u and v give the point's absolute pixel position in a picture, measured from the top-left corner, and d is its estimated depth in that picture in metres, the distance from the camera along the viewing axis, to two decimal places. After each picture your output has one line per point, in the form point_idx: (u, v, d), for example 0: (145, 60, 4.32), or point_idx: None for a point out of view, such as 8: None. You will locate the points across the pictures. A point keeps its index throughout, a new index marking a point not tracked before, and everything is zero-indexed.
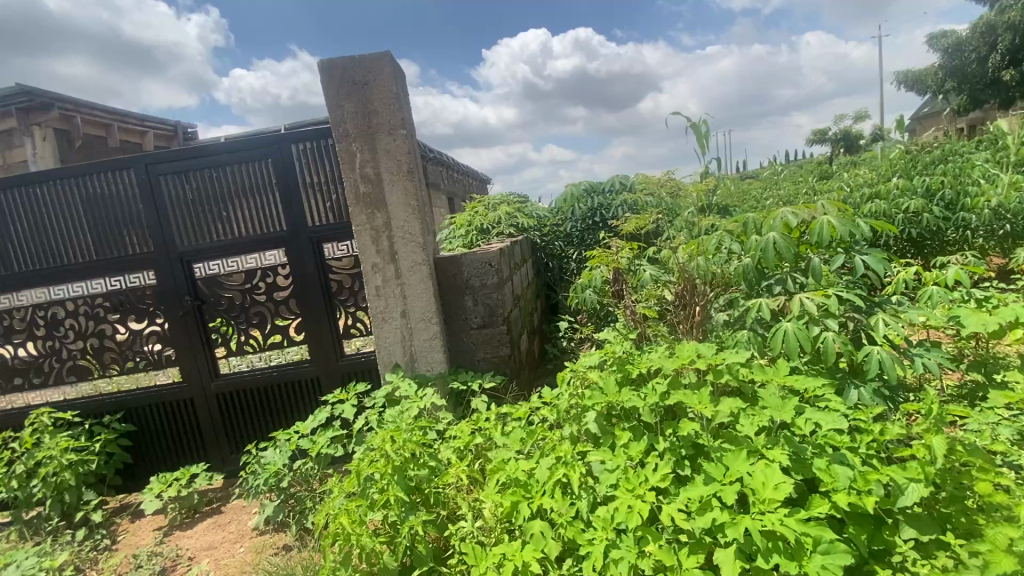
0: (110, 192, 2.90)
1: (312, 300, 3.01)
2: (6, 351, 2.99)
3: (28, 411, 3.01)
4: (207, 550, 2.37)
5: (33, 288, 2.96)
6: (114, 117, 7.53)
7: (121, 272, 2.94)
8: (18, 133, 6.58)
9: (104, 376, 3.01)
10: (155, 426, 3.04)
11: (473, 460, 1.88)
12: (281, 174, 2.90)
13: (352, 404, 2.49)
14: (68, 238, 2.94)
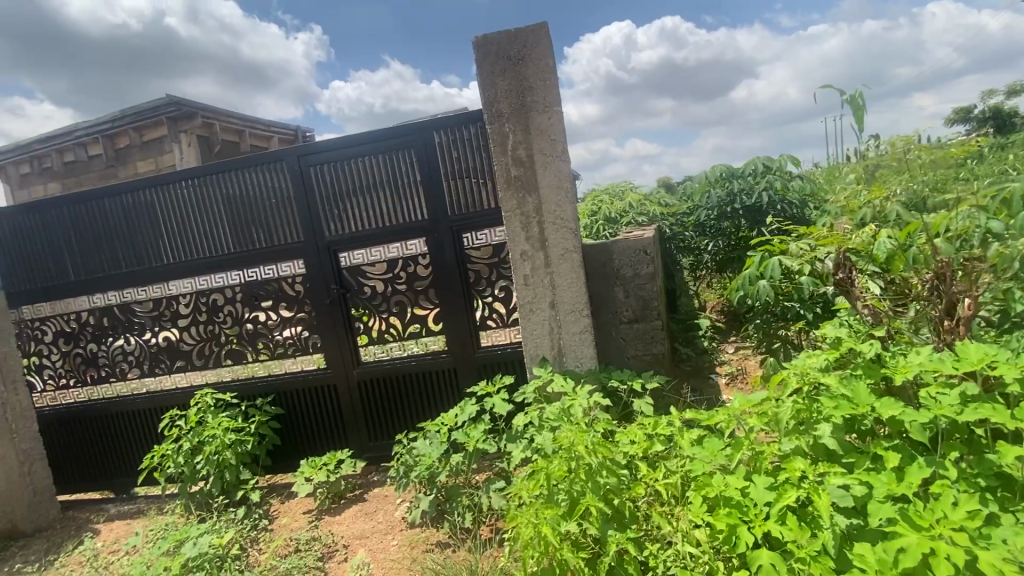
0: (265, 184, 3.00)
1: (451, 290, 2.95)
2: (174, 334, 3.20)
3: (192, 391, 3.20)
4: (360, 539, 2.35)
5: (195, 276, 3.14)
6: (246, 123, 8.17)
7: (274, 262, 3.06)
8: (169, 140, 7.38)
9: (257, 360, 3.15)
10: (301, 410, 3.14)
11: (661, 469, 1.65)
12: (424, 163, 2.86)
13: (501, 398, 2.36)
14: (226, 228, 3.07)
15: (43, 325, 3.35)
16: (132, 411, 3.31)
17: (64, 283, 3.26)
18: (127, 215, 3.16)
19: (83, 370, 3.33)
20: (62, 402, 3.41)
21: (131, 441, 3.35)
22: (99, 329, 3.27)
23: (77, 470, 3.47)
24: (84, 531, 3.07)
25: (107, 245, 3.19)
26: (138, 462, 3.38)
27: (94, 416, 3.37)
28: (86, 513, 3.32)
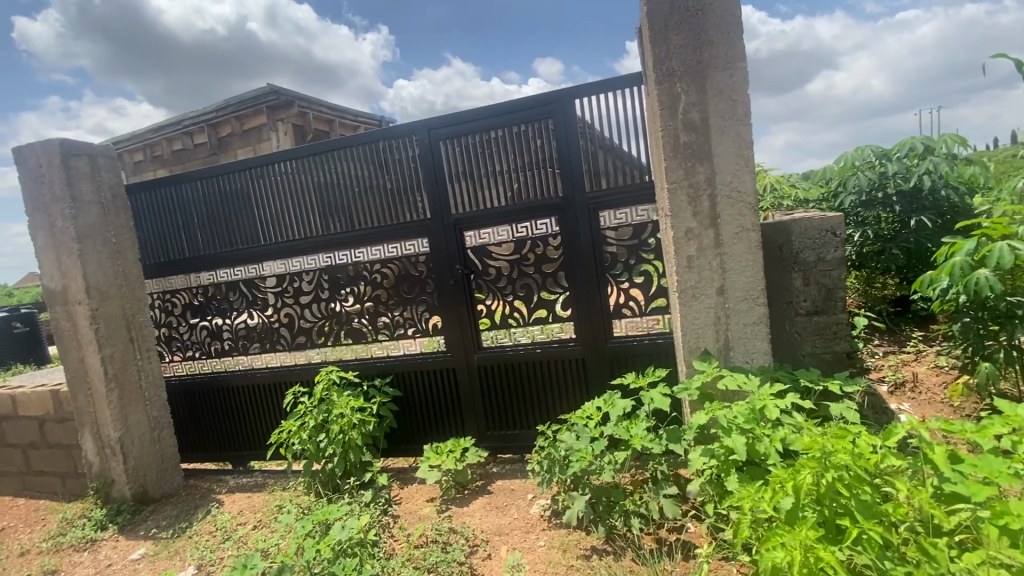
0: (392, 159, 2.91)
1: (584, 274, 2.70)
2: (296, 310, 3.18)
3: (311, 368, 3.18)
4: (500, 535, 2.17)
5: (318, 253, 3.10)
6: (337, 112, 8.34)
7: (398, 240, 2.97)
8: (267, 128, 7.65)
9: (376, 340, 3.09)
10: (420, 394, 3.04)
11: (921, 489, 1.35)
12: (563, 134, 2.64)
13: (660, 392, 2.12)
14: (351, 205, 3.01)
15: (174, 297, 3.43)
16: (254, 385, 3.34)
17: (194, 258, 3.33)
18: (254, 191, 3.18)
19: (209, 343, 3.39)
20: (188, 373, 3.49)
21: (252, 415, 3.39)
22: (225, 303, 3.32)
23: (198, 441, 3.55)
24: (209, 500, 3.11)
25: (235, 220, 3.23)
26: (257, 436, 3.41)
27: (217, 388, 3.43)
28: (207, 484, 3.38)
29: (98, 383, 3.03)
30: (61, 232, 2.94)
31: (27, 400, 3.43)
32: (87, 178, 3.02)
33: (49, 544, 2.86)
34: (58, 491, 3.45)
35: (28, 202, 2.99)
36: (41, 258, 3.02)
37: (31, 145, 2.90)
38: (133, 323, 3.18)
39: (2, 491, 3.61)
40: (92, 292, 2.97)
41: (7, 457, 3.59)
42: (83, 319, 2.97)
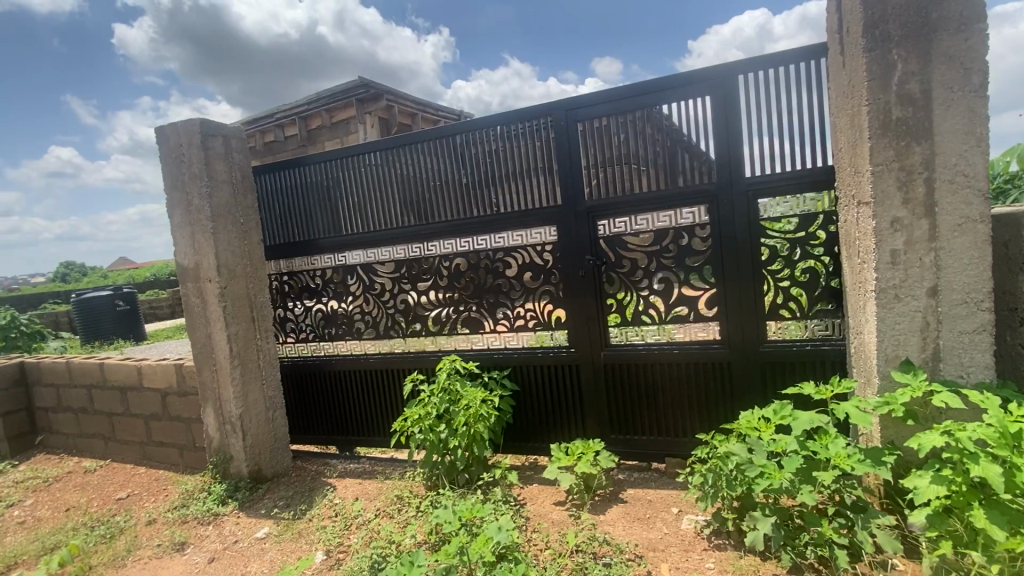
0: (524, 142, 2.77)
1: (738, 269, 2.43)
2: (413, 297, 3.13)
3: (426, 357, 3.11)
4: (655, 551, 1.96)
5: (440, 239, 3.02)
6: (420, 106, 8.40)
7: (525, 227, 2.82)
8: (356, 121, 7.82)
9: (494, 331, 2.96)
10: (540, 390, 2.86)
11: None
12: (721, 112, 2.38)
13: (854, 406, 1.84)
14: (476, 190, 2.90)
15: (290, 280, 3.45)
16: (365, 370, 3.30)
17: (313, 241, 3.33)
18: (378, 175, 3.15)
19: (322, 326, 3.39)
20: (299, 355, 3.51)
21: (361, 400, 3.35)
22: (341, 287, 3.31)
23: (306, 422, 3.56)
24: (321, 483, 3.09)
25: (357, 204, 3.20)
26: (364, 422, 3.37)
27: (328, 372, 3.42)
28: (315, 466, 3.37)
29: (223, 361, 3.08)
30: (197, 210, 3.00)
31: (151, 372, 3.55)
32: (222, 158, 3.07)
33: (175, 515, 2.91)
34: (177, 463, 3.56)
35: (168, 180, 3.07)
36: (177, 235, 3.11)
37: (174, 124, 2.98)
38: (255, 303, 3.21)
39: (124, 459, 3.77)
40: (222, 270, 3.02)
41: (129, 426, 3.74)
42: (213, 296, 3.03)
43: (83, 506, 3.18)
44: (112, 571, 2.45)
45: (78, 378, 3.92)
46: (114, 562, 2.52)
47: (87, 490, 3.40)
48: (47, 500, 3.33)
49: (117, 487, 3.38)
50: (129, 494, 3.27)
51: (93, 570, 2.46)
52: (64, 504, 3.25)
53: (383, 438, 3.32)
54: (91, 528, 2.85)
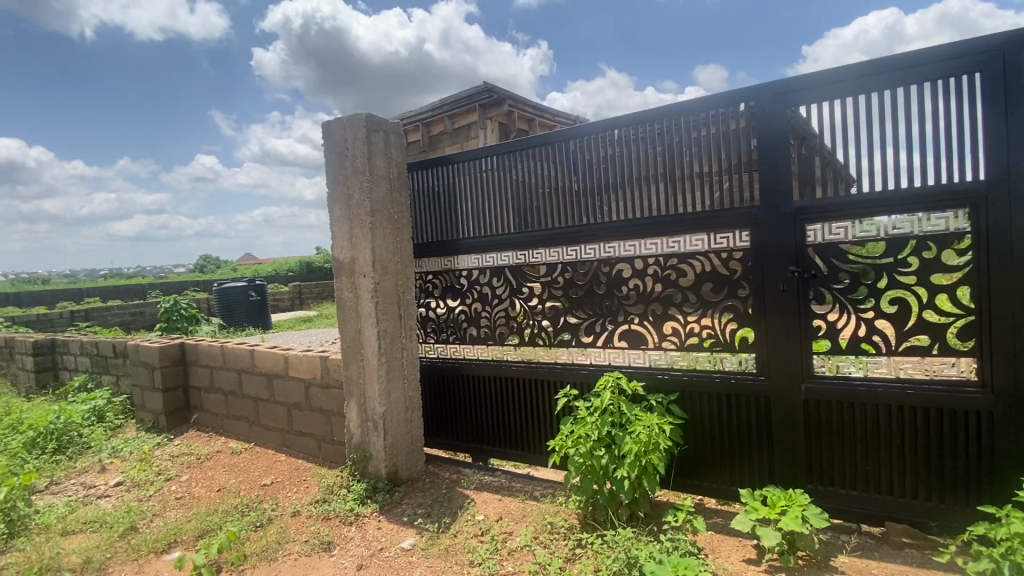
0: (713, 134, 2.43)
1: (1010, 292, 1.92)
2: (565, 304, 2.87)
3: (577, 371, 2.84)
4: None
5: (600, 242, 2.73)
6: (539, 111, 8.29)
7: (707, 231, 2.43)
8: (477, 127, 7.89)
9: (658, 348, 2.60)
10: (715, 420, 2.47)
11: None
12: (997, 95, 1.90)
13: None
14: (650, 188, 2.58)
15: (435, 279, 3.40)
16: (506, 379, 3.11)
17: (463, 241, 3.25)
18: (536, 171, 2.95)
19: (465, 328, 3.28)
20: (439, 356, 3.43)
21: (499, 410, 3.17)
22: (488, 288, 3.18)
23: (440, 427, 3.46)
24: (458, 494, 2.92)
25: (510, 202, 3.05)
26: (502, 433, 3.18)
27: (466, 376, 3.29)
28: (447, 474, 3.24)
29: (371, 357, 3.04)
30: (357, 205, 3.00)
31: (297, 362, 3.63)
32: (382, 153, 3.05)
33: (318, 510, 2.88)
34: (314, 454, 3.60)
35: (331, 174, 3.12)
36: (335, 229, 3.14)
37: (342, 119, 3.01)
38: (403, 301, 3.15)
39: (265, 443, 3.90)
40: (376, 265, 2.99)
41: (272, 413, 3.86)
42: (367, 292, 3.00)
43: (233, 488, 3.28)
44: (265, 564, 2.43)
45: (230, 362, 4.13)
46: (266, 553, 2.49)
47: (235, 472, 3.53)
48: (201, 477, 3.49)
49: (261, 473, 3.47)
50: (272, 481, 3.33)
51: (248, 560, 2.45)
52: (215, 483, 3.38)
53: (521, 453, 3.11)
54: (242, 513, 2.90)
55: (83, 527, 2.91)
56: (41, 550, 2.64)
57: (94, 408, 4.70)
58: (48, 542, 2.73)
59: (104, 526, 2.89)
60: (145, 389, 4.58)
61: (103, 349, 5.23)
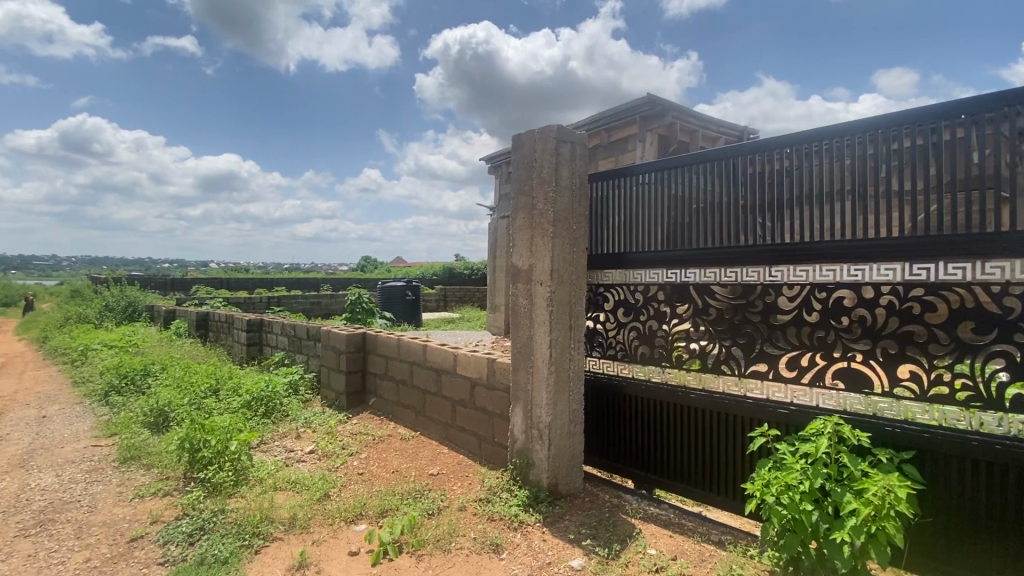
0: (980, 139, 2.02)
1: None
2: (761, 330, 2.60)
3: (772, 408, 2.53)
4: None
5: (816, 263, 2.39)
6: (702, 122, 7.82)
7: (972, 258, 1.99)
8: (635, 139, 7.69)
9: (887, 394, 2.21)
10: (968, 491, 2.02)
11: None
12: None
13: None
14: (887, 204, 2.20)
15: (606, 293, 3.30)
16: (682, 406, 2.90)
17: (646, 255, 3.08)
18: (731, 183, 2.71)
19: (636, 346, 3.14)
20: (603, 371, 3.32)
21: (670, 439, 2.96)
22: (667, 306, 2.98)
23: (599, 445, 3.34)
24: (623, 520, 2.78)
25: (701, 216, 2.83)
26: (672, 464, 2.98)
27: (634, 398, 3.13)
28: (608, 496, 3.11)
29: (541, 364, 3.04)
30: (540, 214, 3.04)
31: (465, 361, 3.81)
32: (568, 163, 3.05)
33: (483, 510, 2.95)
34: (474, 452, 3.72)
35: (516, 184, 3.22)
36: (516, 237, 3.23)
37: (532, 132, 3.09)
38: (575, 312, 3.10)
39: (429, 435, 4.15)
40: (554, 274, 2.99)
41: (438, 406, 4.09)
42: (543, 301, 3.02)
43: (405, 473, 3.54)
44: (441, 554, 2.53)
45: (404, 354, 4.50)
46: (441, 543, 2.60)
47: (404, 457, 3.80)
48: (377, 458, 3.83)
49: (427, 462, 3.70)
50: (438, 473, 3.52)
51: (425, 546, 2.58)
52: (389, 466, 3.67)
53: (694, 489, 2.88)
54: (415, 499, 3.09)
55: (288, 485, 3.34)
56: (259, 500, 3.09)
57: (291, 382, 5.46)
58: (264, 494, 3.19)
59: (304, 488, 3.29)
60: (331, 370, 5.20)
61: (300, 331, 6.08)
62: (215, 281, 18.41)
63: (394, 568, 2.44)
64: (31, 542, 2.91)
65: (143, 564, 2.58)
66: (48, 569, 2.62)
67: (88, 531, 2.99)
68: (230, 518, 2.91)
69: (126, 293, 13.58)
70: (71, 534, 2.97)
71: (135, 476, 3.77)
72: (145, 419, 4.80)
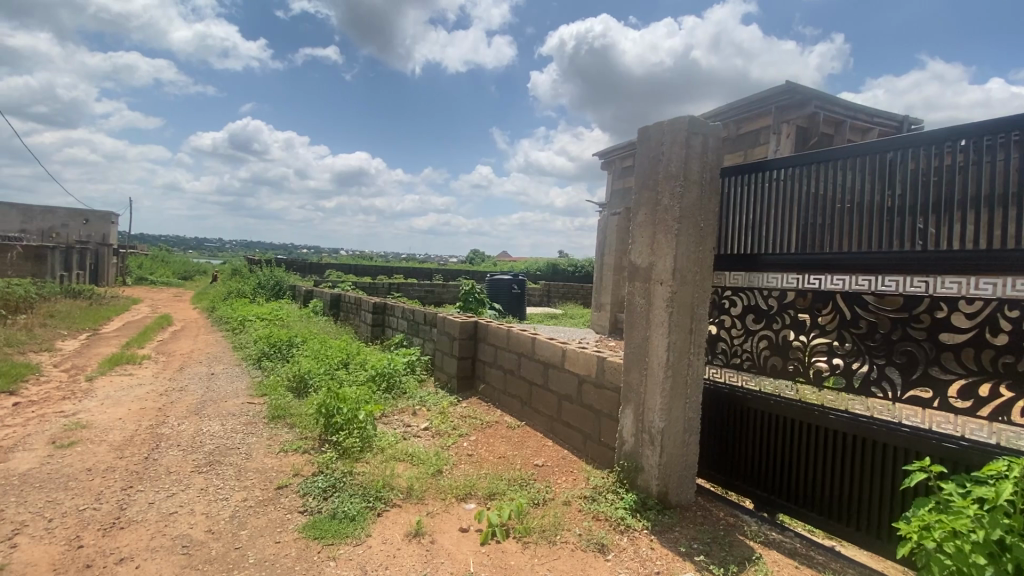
0: None
1: None
2: (926, 351, 2.25)
3: (936, 440, 2.18)
4: None
5: (1007, 275, 1.98)
6: (852, 112, 6.92)
7: None
8: (769, 132, 7.04)
9: None
10: None
11: None
12: None
13: None
14: None
15: (733, 296, 3.07)
16: (819, 427, 2.62)
17: (786, 257, 2.78)
18: (894, 180, 2.36)
19: (765, 357, 2.89)
20: (725, 381, 3.11)
21: (802, 462, 2.69)
22: (806, 315, 2.69)
23: (716, 459, 3.14)
24: (740, 541, 2.59)
25: (851, 217, 2.51)
26: (804, 489, 2.71)
27: (760, 412, 2.89)
28: (722, 513, 2.92)
29: (657, 367, 2.91)
30: (665, 210, 2.92)
31: (575, 357, 3.79)
32: (698, 156, 2.88)
33: (588, 507, 2.94)
34: (579, 449, 3.70)
35: (641, 179, 3.12)
36: (637, 234, 3.13)
37: (662, 124, 2.96)
38: (697, 315, 2.93)
39: (534, 426, 4.22)
40: (677, 274, 2.84)
41: (545, 399, 4.13)
42: (662, 301, 2.89)
43: (511, 460, 3.63)
44: (545, 544, 2.57)
45: (513, 345, 4.61)
46: (546, 534, 2.64)
47: (511, 445, 3.90)
48: (485, 442, 3.98)
49: (533, 452, 3.76)
50: (544, 464, 3.56)
51: (531, 534, 2.64)
52: (496, 451, 3.79)
53: (828, 520, 2.59)
54: (521, 487, 3.17)
55: (406, 457, 3.61)
56: (381, 468, 3.37)
57: (409, 362, 5.88)
58: (385, 463, 3.47)
59: (419, 461, 3.52)
60: (445, 354, 5.50)
61: (418, 316, 6.50)
62: (345, 266, 20.37)
63: (501, 550, 2.52)
64: (204, 478, 3.47)
65: (287, 510, 2.95)
66: (217, 502, 3.10)
67: (245, 474, 3.49)
68: (357, 480, 3.21)
69: (275, 274, 15.59)
70: (233, 476, 3.49)
71: (281, 432, 4.32)
72: (289, 384, 5.48)
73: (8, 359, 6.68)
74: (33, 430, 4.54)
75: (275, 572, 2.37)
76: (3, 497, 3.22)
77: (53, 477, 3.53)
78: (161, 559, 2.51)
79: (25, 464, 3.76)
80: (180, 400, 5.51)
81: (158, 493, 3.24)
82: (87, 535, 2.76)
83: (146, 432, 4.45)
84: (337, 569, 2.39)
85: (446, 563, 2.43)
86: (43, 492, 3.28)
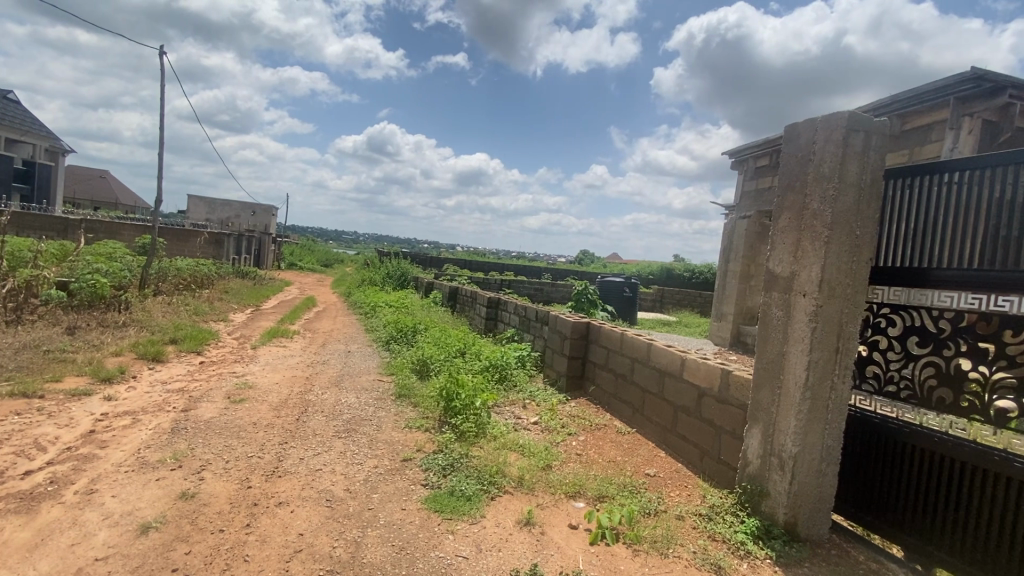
0: None
1: None
2: None
3: None
4: None
5: None
6: None
7: None
8: (946, 126, 6.06)
9: None
10: None
11: None
12: None
13: None
14: None
15: (892, 315, 2.70)
16: (1000, 475, 2.22)
17: (966, 273, 2.39)
18: None
19: (930, 387, 2.52)
20: (876, 411, 2.76)
21: (975, 512, 2.29)
22: (989, 344, 2.29)
23: (858, 495, 2.80)
24: None
25: None
26: (975, 543, 2.30)
27: (920, 450, 2.52)
28: (863, 556, 2.59)
29: (793, 387, 2.68)
30: (813, 215, 2.67)
31: (695, 367, 3.62)
32: (858, 156, 2.58)
33: (703, 525, 2.80)
34: (694, 464, 3.53)
35: (786, 181, 2.88)
36: (778, 240, 2.90)
37: (816, 120, 2.71)
38: (846, 333, 2.63)
39: (645, 434, 4.11)
40: (824, 286, 2.58)
41: (659, 408, 4.01)
42: (805, 315, 2.65)
43: (621, 465, 3.58)
44: (657, 556, 2.50)
45: (627, 349, 4.53)
46: (658, 545, 2.57)
47: (621, 450, 3.85)
48: (595, 443, 3.96)
49: (644, 461, 3.67)
50: (655, 474, 3.46)
51: (642, 543, 2.59)
52: (606, 454, 3.77)
53: None
54: (632, 494, 3.11)
55: (517, 448, 3.74)
56: (495, 455, 3.54)
57: (521, 357, 6.06)
58: (498, 450, 3.63)
59: (530, 453, 3.63)
60: (555, 352, 5.57)
61: (530, 312, 6.65)
62: (463, 261, 21.45)
63: (611, 553, 2.51)
64: (342, 443, 3.92)
65: (411, 481, 3.23)
66: (353, 465, 3.49)
67: (377, 444, 3.88)
68: (473, 463, 3.41)
69: (401, 265, 16.95)
70: (366, 444, 3.89)
71: (405, 410, 4.72)
72: (413, 366, 5.95)
73: (196, 326, 8.11)
74: (213, 385, 5.47)
75: (403, 536, 2.61)
76: (194, 438, 3.94)
77: (228, 427, 4.23)
78: (311, 508, 2.90)
79: (209, 413, 4.56)
80: (323, 373, 6.26)
81: (306, 451, 3.74)
82: (254, 478, 3.27)
83: (297, 397, 5.14)
84: (455, 542, 2.57)
85: (556, 556, 2.48)
86: (222, 438, 3.96)
